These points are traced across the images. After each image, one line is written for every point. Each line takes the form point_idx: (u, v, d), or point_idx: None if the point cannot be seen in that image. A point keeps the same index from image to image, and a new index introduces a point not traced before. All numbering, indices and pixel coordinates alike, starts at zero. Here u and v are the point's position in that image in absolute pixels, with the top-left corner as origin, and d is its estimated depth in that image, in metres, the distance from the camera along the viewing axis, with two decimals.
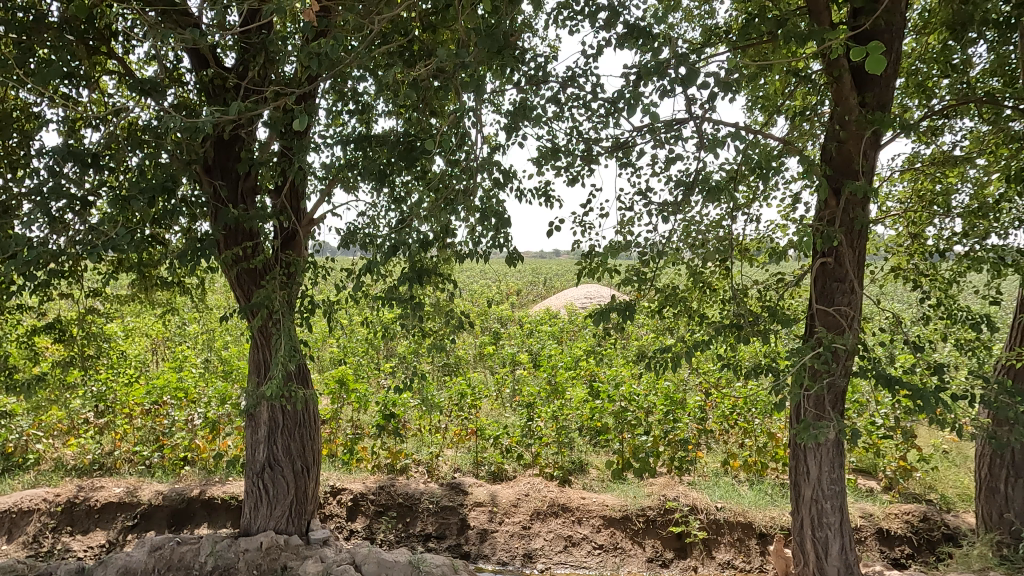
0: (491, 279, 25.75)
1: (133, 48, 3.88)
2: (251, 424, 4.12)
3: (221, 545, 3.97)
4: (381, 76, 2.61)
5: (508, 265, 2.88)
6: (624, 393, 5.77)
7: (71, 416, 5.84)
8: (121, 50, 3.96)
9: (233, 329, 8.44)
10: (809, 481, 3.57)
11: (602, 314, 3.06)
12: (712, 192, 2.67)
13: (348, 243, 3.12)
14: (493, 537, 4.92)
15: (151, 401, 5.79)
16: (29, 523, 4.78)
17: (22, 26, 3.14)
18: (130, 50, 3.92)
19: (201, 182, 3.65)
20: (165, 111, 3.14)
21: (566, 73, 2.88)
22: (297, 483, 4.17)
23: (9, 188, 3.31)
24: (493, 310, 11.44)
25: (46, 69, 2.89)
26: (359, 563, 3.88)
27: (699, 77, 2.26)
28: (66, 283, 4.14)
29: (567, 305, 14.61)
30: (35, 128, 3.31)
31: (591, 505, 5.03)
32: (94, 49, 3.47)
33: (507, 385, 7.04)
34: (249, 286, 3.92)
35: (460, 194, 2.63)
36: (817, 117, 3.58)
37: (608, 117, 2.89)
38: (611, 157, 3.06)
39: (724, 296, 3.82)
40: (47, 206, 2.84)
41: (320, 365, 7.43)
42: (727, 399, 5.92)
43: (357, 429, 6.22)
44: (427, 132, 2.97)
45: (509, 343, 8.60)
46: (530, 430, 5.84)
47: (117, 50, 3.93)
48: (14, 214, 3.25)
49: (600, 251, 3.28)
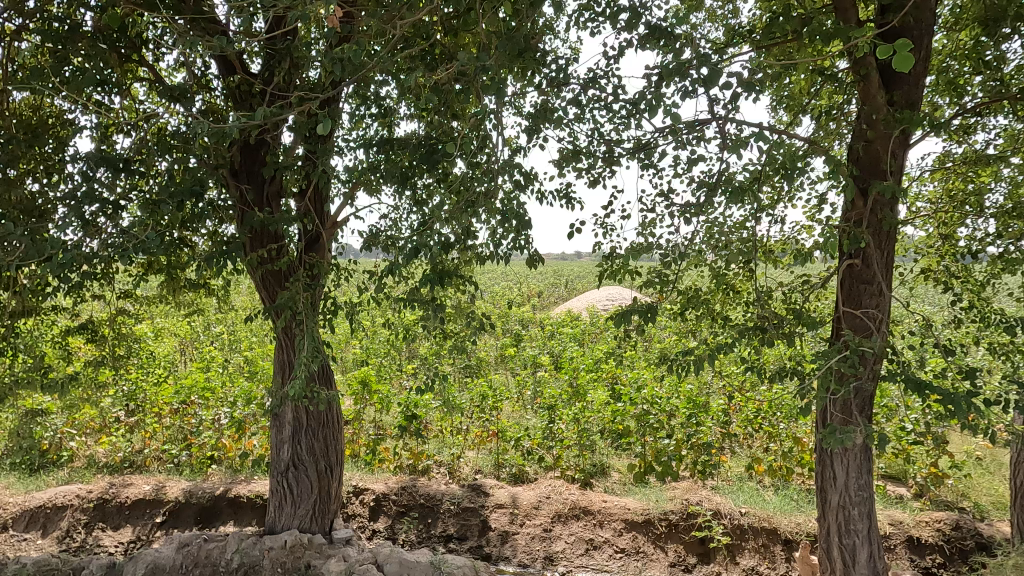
0: (512, 281, 25.83)
1: (163, 55, 3.97)
2: (276, 424, 4.17)
3: (247, 543, 4.03)
4: (403, 80, 2.64)
5: (529, 267, 2.87)
6: (646, 396, 5.73)
7: (103, 415, 6.00)
8: (151, 57, 4.05)
9: (258, 329, 8.59)
10: (835, 487, 3.50)
11: (624, 315, 3.05)
12: (735, 194, 2.63)
13: (371, 245, 3.16)
14: (514, 539, 4.92)
15: (179, 400, 5.92)
16: (63, 518, 4.92)
17: (57, 36, 3.24)
18: (160, 58, 4.02)
19: (228, 186, 3.71)
20: (193, 117, 3.20)
21: (587, 75, 2.86)
22: (320, 483, 4.21)
23: (44, 193, 3.42)
24: (515, 311, 11.48)
25: (82, 77, 2.97)
26: (381, 563, 3.90)
27: (722, 78, 2.23)
28: (99, 285, 4.25)
29: (588, 307, 14.61)
30: (69, 135, 3.40)
31: (612, 508, 5.01)
32: (126, 57, 3.56)
33: (528, 387, 7.05)
34: (274, 288, 3.98)
35: (481, 197, 2.64)
36: (843, 116, 3.52)
37: (629, 118, 2.86)
38: (632, 158, 3.04)
39: (747, 299, 3.77)
40: (80, 209, 2.92)
41: (342, 366, 7.51)
42: (752, 403, 5.84)
43: (380, 430, 6.28)
44: (448, 135, 2.99)
45: (530, 345, 8.61)
46: (550, 433, 5.87)
47: (147, 58, 4.02)
48: (49, 218, 3.35)
49: (621, 253, 3.25)
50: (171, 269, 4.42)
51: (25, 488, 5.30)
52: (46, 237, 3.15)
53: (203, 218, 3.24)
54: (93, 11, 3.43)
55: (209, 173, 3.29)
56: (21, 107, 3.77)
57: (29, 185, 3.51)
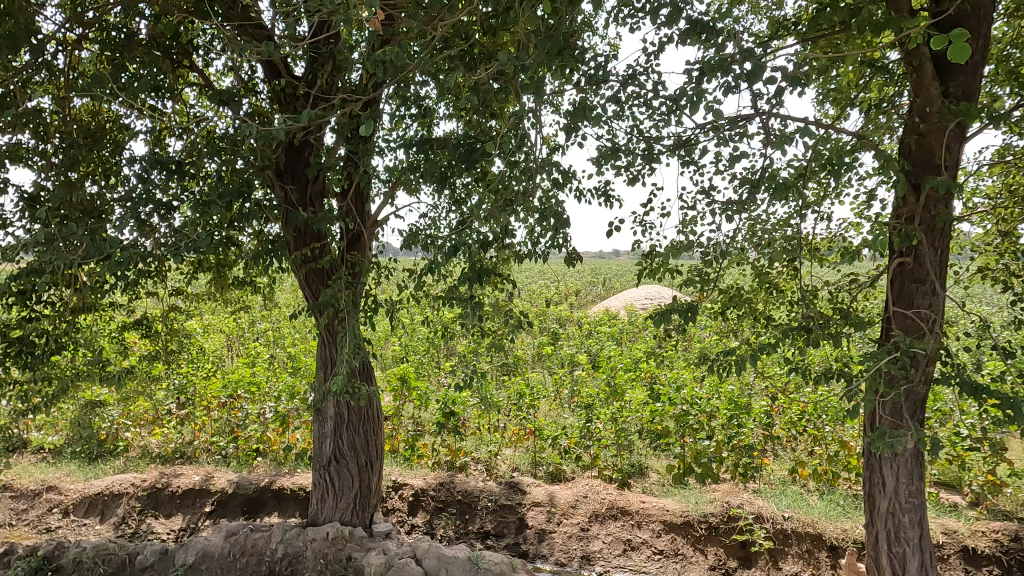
0: (549, 279, 25.80)
1: (212, 61, 4.11)
2: (318, 418, 4.27)
3: (290, 534, 4.14)
4: (442, 80, 2.66)
5: (567, 266, 2.86)
6: (686, 396, 5.64)
7: (156, 407, 6.25)
8: (201, 63, 4.19)
9: (301, 326, 8.82)
10: (884, 493, 3.39)
11: (663, 315, 3.01)
12: (779, 190, 2.57)
13: (410, 244, 3.20)
14: (551, 537, 4.92)
15: (227, 394, 6.13)
16: (119, 505, 5.15)
17: (115, 44, 3.38)
18: (209, 63, 4.16)
19: (273, 186, 3.82)
20: (240, 120, 3.31)
21: (626, 71, 2.84)
22: (361, 477, 4.29)
23: (103, 195, 3.58)
24: (552, 310, 11.47)
25: (138, 83, 3.11)
26: (420, 557, 3.96)
27: (766, 72, 2.18)
28: (152, 283, 4.43)
29: (626, 306, 14.49)
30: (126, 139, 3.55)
31: (651, 509, 4.95)
32: (178, 64, 3.69)
33: (565, 386, 7.03)
34: (317, 286, 4.07)
35: (519, 195, 2.65)
36: (894, 109, 3.39)
37: (669, 115, 2.82)
38: (672, 155, 3.00)
39: (791, 298, 3.67)
40: (136, 210, 3.05)
41: (382, 363, 7.63)
42: (796, 405, 5.69)
43: (418, 426, 6.37)
44: (487, 134, 3.00)
45: (568, 344, 8.58)
46: (587, 432, 5.85)
47: (197, 63, 4.16)
48: (107, 218, 3.51)
49: (660, 251, 3.21)
50: (220, 267, 4.57)
51: (85, 475, 5.56)
52: (104, 237, 3.30)
53: (250, 218, 3.35)
54: (148, 19, 3.57)
55: (256, 174, 3.39)
56: (81, 113, 3.95)
57: (89, 187, 3.68)
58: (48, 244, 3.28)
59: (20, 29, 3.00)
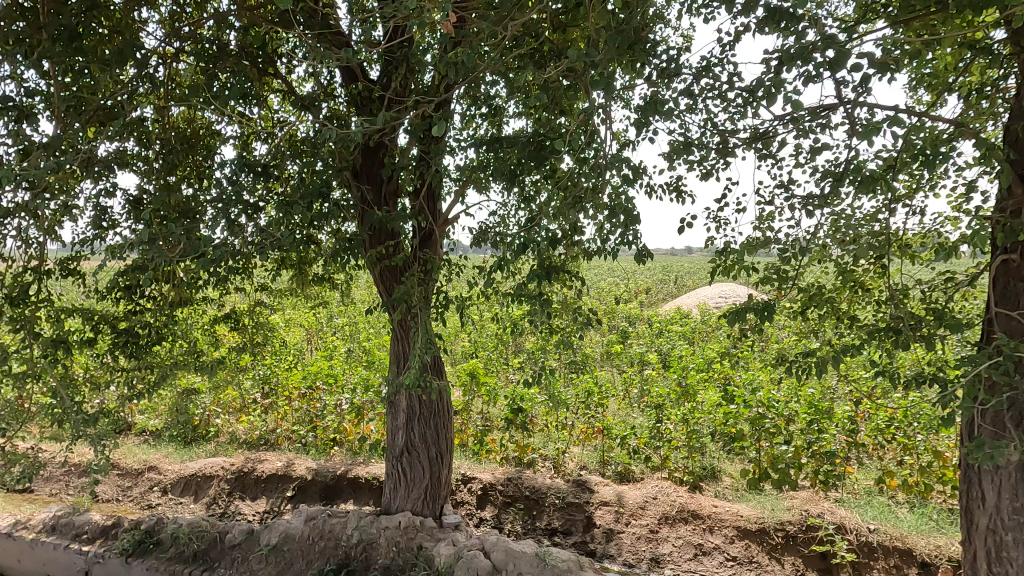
0: (618, 277, 25.44)
1: (295, 67, 4.32)
2: (391, 411, 4.41)
3: (365, 521, 4.30)
4: (513, 79, 2.69)
5: (636, 263, 2.82)
6: (761, 399, 5.43)
7: (243, 395, 6.65)
8: (284, 70, 4.42)
9: (375, 321, 9.12)
10: (983, 509, 3.14)
11: (737, 314, 2.91)
12: (866, 183, 2.42)
13: (480, 241, 3.25)
14: (619, 537, 4.85)
15: (306, 385, 6.45)
16: (211, 486, 5.52)
17: (208, 56, 3.62)
18: (292, 70, 4.37)
19: (350, 186, 3.97)
20: (320, 123, 3.46)
21: (700, 63, 2.76)
22: (431, 469, 4.40)
23: (198, 196, 3.84)
24: (621, 308, 11.32)
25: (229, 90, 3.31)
26: (488, 550, 4.02)
27: (851, 59, 2.06)
28: (241, 279, 4.72)
29: (699, 304, 14.08)
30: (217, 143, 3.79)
31: (723, 514, 4.81)
32: (264, 72, 3.91)
33: (634, 385, 6.93)
34: (391, 282, 4.20)
35: (588, 192, 2.64)
36: (999, 93, 3.13)
37: (745, 107, 2.72)
38: (748, 149, 2.89)
39: (879, 298, 3.46)
40: (226, 210, 3.25)
41: (452, 358, 7.79)
42: (883, 411, 5.36)
43: (487, 421, 6.47)
44: (556, 131, 3.00)
45: (638, 343, 8.44)
46: (657, 433, 5.74)
47: (281, 71, 4.39)
48: (200, 218, 3.76)
49: (735, 248, 3.10)
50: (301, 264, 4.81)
51: (181, 458, 6.00)
52: (198, 236, 3.54)
53: (329, 217, 3.49)
54: (238, 31, 3.80)
55: (334, 175, 3.54)
56: (178, 121, 4.25)
57: (185, 189, 3.96)
58: (150, 243, 3.55)
59: (126, 44, 3.25)
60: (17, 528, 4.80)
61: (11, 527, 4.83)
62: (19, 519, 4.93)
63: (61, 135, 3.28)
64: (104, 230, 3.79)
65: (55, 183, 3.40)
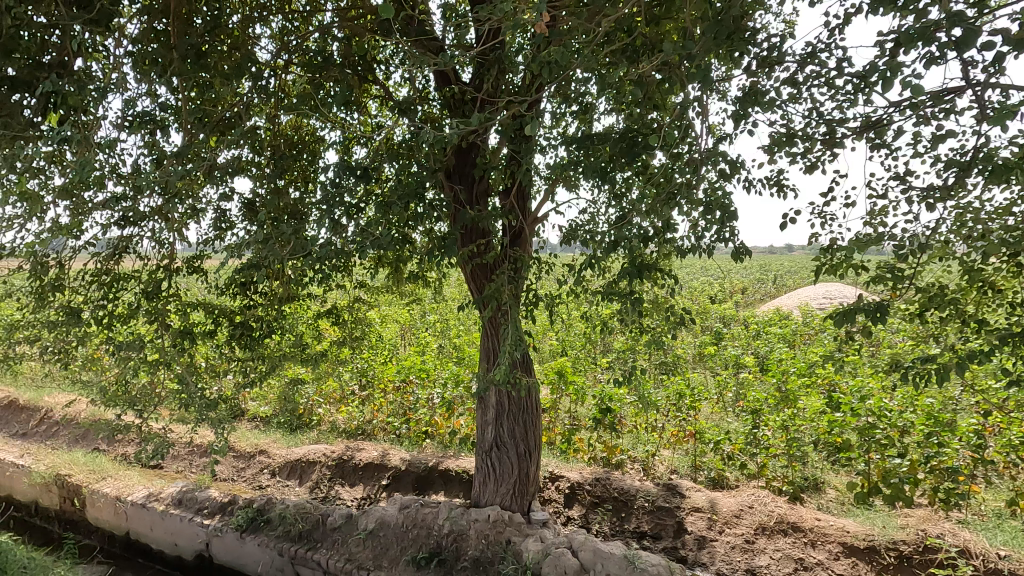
0: (712, 276, 24.51)
1: (392, 74, 4.51)
2: (481, 406, 4.49)
3: (455, 512, 4.42)
4: (605, 76, 2.67)
5: (733, 261, 2.72)
6: (871, 407, 5.06)
7: (342, 387, 7.03)
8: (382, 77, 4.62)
9: (465, 318, 9.34)
10: None
11: (845, 315, 2.73)
12: (998, 172, 2.20)
13: (569, 240, 3.25)
14: (712, 546, 4.63)
15: (400, 379, 6.72)
16: (313, 471, 5.89)
17: (314, 66, 3.86)
18: (389, 77, 4.57)
19: (443, 187, 4.08)
20: (416, 127, 3.59)
21: (805, 50, 2.61)
22: (520, 465, 4.44)
23: (304, 199, 4.10)
24: (715, 308, 10.89)
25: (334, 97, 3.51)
26: (575, 549, 4.02)
27: (981, 38, 1.88)
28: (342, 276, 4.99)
29: (801, 304, 13.28)
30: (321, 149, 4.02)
31: (827, 528, 4.53)
32: (364, 80, 4.11)
33: (729, 389, 6.67)
34: (481, 280, 4.28)
35: (682, 188, 2.57)
36: None
37: (856, 94, 2.55)
38: (859, 138, 2.70)
39: (1013, 300, 3.13)
40: (330, 211, 3.45)
41: (539, 356, 7.83)
42: (1017, 426, 4.83)
43: (575, 420, 6.45)
44: (648, 126, 2.95)
45: (732, 345, 8.11)
46: (753, 439, 5.49)
47: (379, 78, 4.60)
48: (306, 219, 4.01)
49: (843, 245, 2.91)
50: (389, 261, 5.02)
51: (287, 443, 6.43)
52: (304, 235, 3.77)
53: (423, 217, 3.62)
54: (340, 41, 4.01)
55: (429, 176, 3.66)
56: (287, 129, 4.57)
57: (292, 192, 4.24)
58: (263, 243, 3.83)
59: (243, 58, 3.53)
60: (150, 500, 5.34)
61: (146, 498, 5.39)
62: (152, 492, 5.48)
63: (190, 146, 3.63)
64: (223, 230, 4.13)
65: (183, 189, 3.75)
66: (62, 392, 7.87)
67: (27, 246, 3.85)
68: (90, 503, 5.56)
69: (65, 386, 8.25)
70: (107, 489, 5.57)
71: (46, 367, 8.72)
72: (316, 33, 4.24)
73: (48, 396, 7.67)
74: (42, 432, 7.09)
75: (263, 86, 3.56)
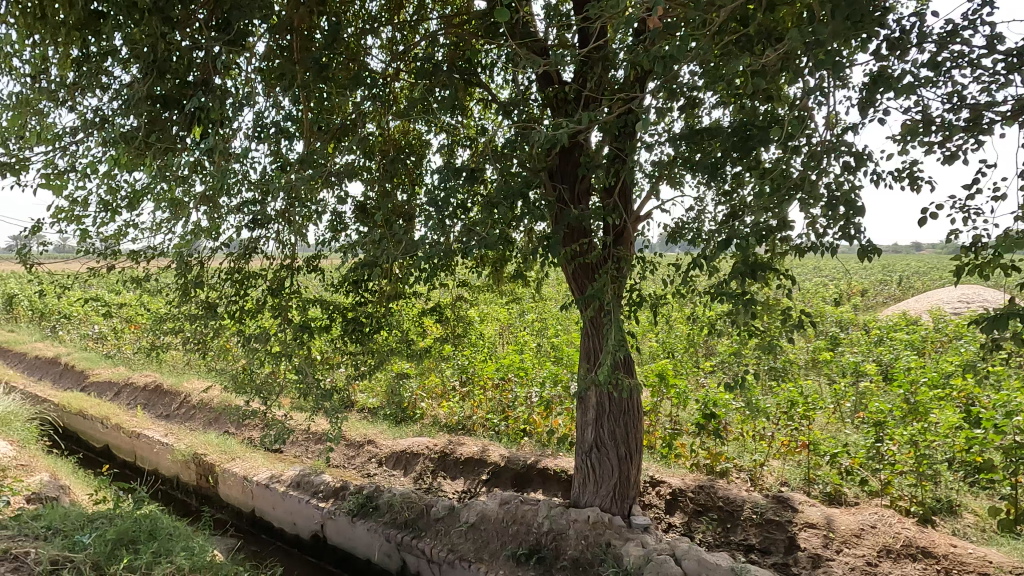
0: (826, 277, 22.89)
1: (495, 77, 4.60)
2: (581, 406, 4.46)
3: (555, 511, 4.43)
4: (717, 68, 2.57)
5: (859, 261, 2.53)
6: (1021, 425, 4.51)
7: (444, 382, 7.26)
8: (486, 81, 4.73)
9: (563, 318, 9.34)
10: None
11: (993, 321, 2.46)
12: None
13: (676, 238, 3.16)
14: (828, 565, 4.30)
15: (500, 376, 6.84)
16: (417, 462, 6.12)
17: (422, 72, 4.00)
18: (493, 80, 4.66)
19: (545, 187, 4.09)
20: (519, 128, 3.64)
21: (945, 29, 2.38)
22: (621, 468, 4.37)
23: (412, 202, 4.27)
24: (831, 311, 10.17)
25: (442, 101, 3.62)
26: (679, 557, 3.90)
27: None
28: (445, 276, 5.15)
29: (931, 308, 12.09)
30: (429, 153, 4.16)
31: (965, 557, 4.10)
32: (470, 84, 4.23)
33: (847, 398, 6.20)
34: (583, 281, 4.26)
35: (802, 183, 2.42)
36: None
37: (1008, 74, 2.30)
38: (1011, 124, 2.43)
39: None
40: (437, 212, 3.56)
41: (638, 358, 7.68)
42: None
43: (676, 425, 6.27)
44: (763, 119, 2.81)
45: (851, 351, 7.53)
46: (876, 453, 5.08)
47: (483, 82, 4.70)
48: (414, 221, 4.18)
49: (989, 242, 2.63)
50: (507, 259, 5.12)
51: (393, 435, 6.73)
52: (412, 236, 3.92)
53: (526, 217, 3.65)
54: (446, 47, 4.13)
55: (532, 176, 3.69)
56: (397, 135, 4.78)
57: (400, 195, 4.42)
58: (375, 243, 4.03)
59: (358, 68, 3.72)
60: (273, 481, 5.79)
61: (269, 479, 5.85)
62: (274, 474, 5.94)
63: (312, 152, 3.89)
64: (339, 232, 4.39)
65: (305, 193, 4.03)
66: (198, 379, 8.72)
67: (174, 247, 4.29)
68: (221, 481, 6.11)
69: (201, 374, 9.12)
70: (236, 470, 6.09)
71: (185, 357, 9.69)
72: (423, 41, 4.40)
73: (187, 382, 8.52)
74: (182, 414, 7.90)
75: (376, 94, 3.74)
